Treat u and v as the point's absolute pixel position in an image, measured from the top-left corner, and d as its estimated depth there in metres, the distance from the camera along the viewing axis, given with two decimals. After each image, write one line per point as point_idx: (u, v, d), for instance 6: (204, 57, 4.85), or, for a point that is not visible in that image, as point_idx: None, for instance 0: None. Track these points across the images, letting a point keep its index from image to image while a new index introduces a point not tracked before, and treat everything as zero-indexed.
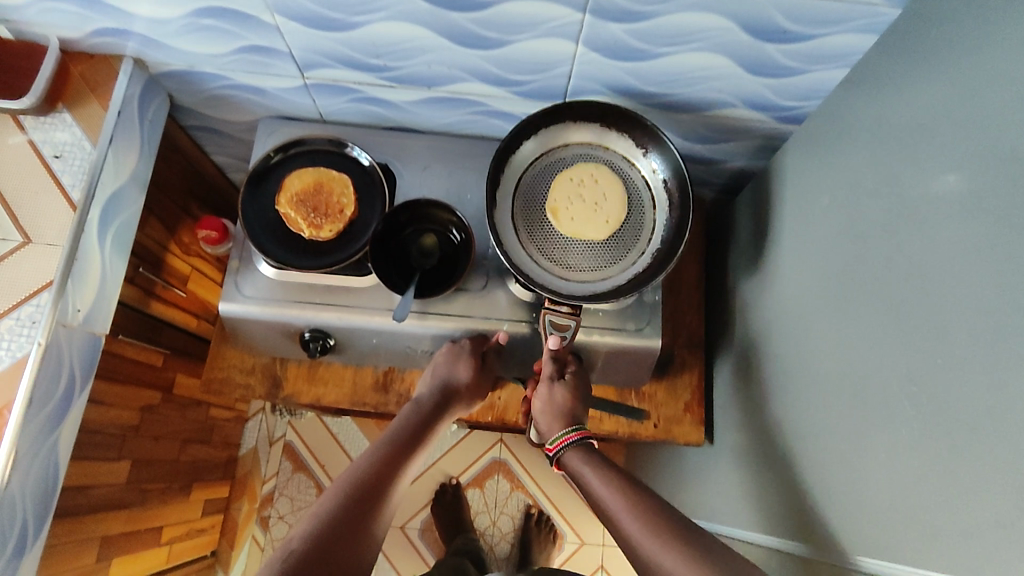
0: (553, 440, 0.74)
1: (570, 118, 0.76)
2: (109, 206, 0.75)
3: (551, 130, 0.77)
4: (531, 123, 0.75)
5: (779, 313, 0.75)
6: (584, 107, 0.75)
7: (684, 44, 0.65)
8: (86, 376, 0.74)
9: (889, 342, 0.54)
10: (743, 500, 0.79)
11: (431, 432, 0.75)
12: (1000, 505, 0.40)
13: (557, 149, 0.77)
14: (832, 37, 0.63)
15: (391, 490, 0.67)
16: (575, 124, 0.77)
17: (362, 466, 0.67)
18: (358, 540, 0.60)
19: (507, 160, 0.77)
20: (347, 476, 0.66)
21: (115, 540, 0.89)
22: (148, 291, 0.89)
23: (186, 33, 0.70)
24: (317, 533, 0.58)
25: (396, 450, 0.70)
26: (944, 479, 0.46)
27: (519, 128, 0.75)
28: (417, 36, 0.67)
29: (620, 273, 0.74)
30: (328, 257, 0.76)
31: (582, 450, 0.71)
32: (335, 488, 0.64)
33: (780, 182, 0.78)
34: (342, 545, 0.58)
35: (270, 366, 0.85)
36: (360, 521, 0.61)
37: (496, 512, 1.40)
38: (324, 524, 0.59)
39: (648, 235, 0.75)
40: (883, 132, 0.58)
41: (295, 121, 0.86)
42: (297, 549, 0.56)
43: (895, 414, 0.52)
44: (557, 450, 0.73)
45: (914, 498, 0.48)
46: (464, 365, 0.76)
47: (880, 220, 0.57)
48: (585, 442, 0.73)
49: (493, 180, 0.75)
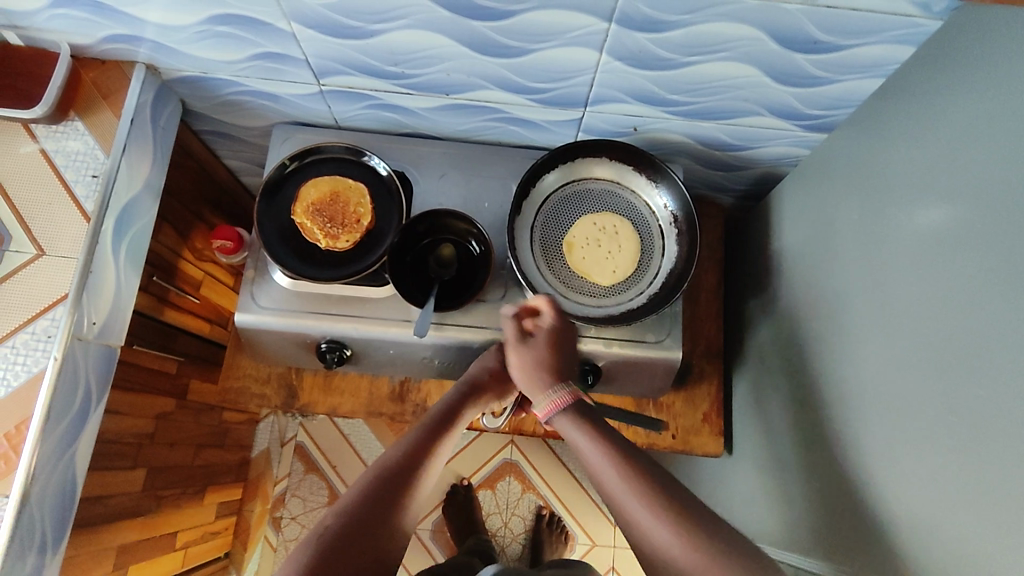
0: (542, 404, 0.66)
1: (610, 155, 0.78)
2: (124, 216, 0.73)
3: (591, 160, 0.78)
4: (577, 148, 0.77)
5: (802, 326, 0.74)
6: (627, 147, 0.76)
7: (711, 53, 0.63)
8: (103, 387, 0.73)
9: (916, 364, 0.53)
10: (768, 516, 0.78)
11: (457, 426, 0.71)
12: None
13: (590, 179, 0.79)
14: (864, 47, 0.61)
15: (431, 470, 0.66)
16: (613, 162, 0.78)
17: (401, 444, 0.66)
18: (393, 521, 0.60)
19: (544, 177, 0.78)
20: (387, 454, 0.65)
21: (131, 548, 0.88)
22: (161, 299, 0.88)
23: (199, 40, 0.69)
24: (351, 510, 0.59)
25: (422, 447, 0.66)
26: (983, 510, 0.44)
27: (564, 148, 0.76)
28: (437, 44, 0.66)
29: (615, 309, 0.75)
30: (346, 267, 0.75)
31: (574, 414, 0.64)
32: (373, 465, 0.64)
33: (803, 189, 0.76)
34: (377, 526, 0.58)
35: (285, 375, 0.84)
36: (395, 501, 0.61)
37: (507, 514, 1.39)
38: (359, 502, 0.59)
39: (653, 271, 0.76)
40: (916, 146, 0.57)
41: (309, 127, 0.84)
42: (330, 527, 0.57)
43: (924, 438, 0.51)
44: (547, 414, 0.65)
45: (948, 527, 0.47)
46: (492, 353, 0.75)
47: (909, 238, 0.56)
48: (577, 403, 0.65)
49: (522, 190, 0.77)
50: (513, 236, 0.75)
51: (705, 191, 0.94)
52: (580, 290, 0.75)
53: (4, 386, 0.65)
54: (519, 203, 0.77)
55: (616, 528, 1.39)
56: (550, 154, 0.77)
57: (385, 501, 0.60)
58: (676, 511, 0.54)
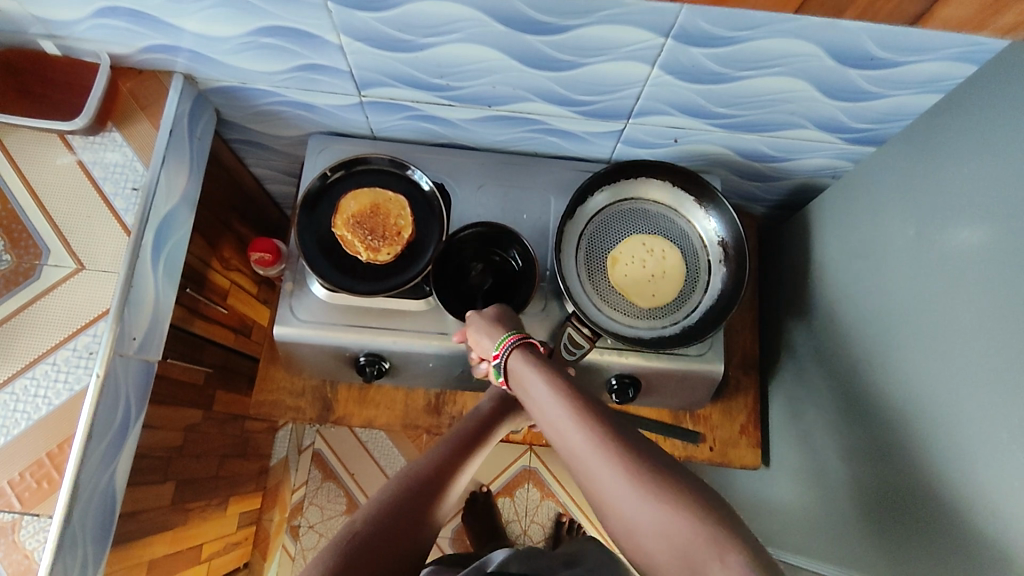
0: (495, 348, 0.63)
1: (671, 179, 0.78)
2: (162, 229, 0.72)
3: (653, 181, 0.78)
4: (639, 167, 0.77)
5: (845, 340, 0.74)
6: (689, 175, 0.76)
7: (765, 69, 0.63)
8: (141, 402, 0.72)
9: (984, 386, 0.52)
10: (818, 531, 0.78)
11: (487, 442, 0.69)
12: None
13: (647, 201, 0.79)
14: (921, 64, 0.60)
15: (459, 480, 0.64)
16: (673, 187, 0.78)
17: (434, 452, 0.64)
18: (423, 529, 0.59)
19: (600, 189, 0.78)
20: (420, 459, 0.63)
21: (160, 562, 0.87)
22: (191, 310, 0.87)
23: (242, 51, 0.68)
24: (384, 515, 0.57)
25: (450, 460, 0.64)
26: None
27: (628, 165, 0.76)
28: (487, 57, 0.65)
29: (647, 332, 0.74)
30: (387, 280, 0.74)
31: (524, 351, 0.60)
32: (405, 470, 0.62)
33: (844, 202, 0.76)
34: (408, 534, 0.58)
35: (320, 388, 0.83)
36: (427, 510, 0.60)
37: (527, 522, 1.38)
38: (391, 507, 0.58)
39: (701, 290, 0.76)
40: (976, 164, 0.56)
41: (345, 137, 0.83)
42: (359, 532, 0.56)
43: (992, 459, 0.51)
44: (500, 353, 0.62)
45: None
46: None
47: (971, 257, 0.56)
48: (525, 342, 0.62)
49: (581, 195, 0.77)
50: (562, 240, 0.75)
51: (737, 201, 0.93)
52: (615, 306, 0.75)
53: (46, 404, 0.64)
54: (572, 210, 0.76)
55: None
56: (614, 166, 0.77)
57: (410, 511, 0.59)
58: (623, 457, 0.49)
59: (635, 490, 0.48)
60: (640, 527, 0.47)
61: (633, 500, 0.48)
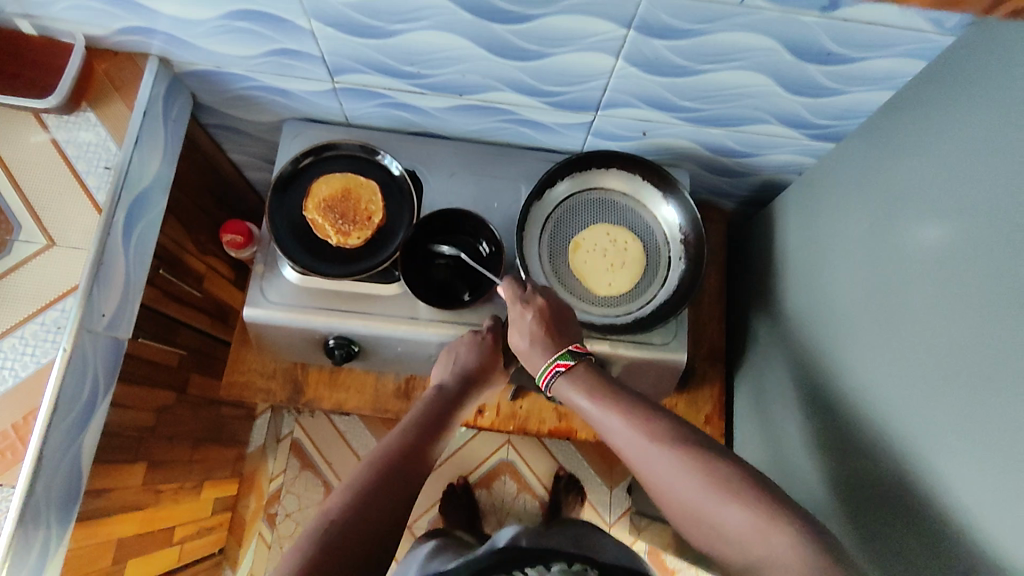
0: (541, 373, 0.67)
1: (643, 172, 0.79)
2: (134, 209, 0.73)
3: (625, 174, 0.79)
4: (611, 158, 0.79)
5: (805, 331, 0.75)
6: (655, 169, 0.78)
7: (725, 63, 0.64)
8: (109, 379, 0.73)
9: (932, 374, 0.54)
10: None
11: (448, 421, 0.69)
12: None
13: (613, 192, 0.80)
14: (875, 61, 0.62)
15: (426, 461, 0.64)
16: (644, 182, 0.79)
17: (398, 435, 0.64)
18: (399, 515, 0.58)
19: (571, 176, 0.80)
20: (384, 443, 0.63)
21: (129, 542, 0.88)
22: (164, 292, 0.88)
23: (216, 34, 0.69)
24: (358, 502, 0.56)
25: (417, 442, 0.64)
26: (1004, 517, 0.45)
27: (597, 155, 0.78)
28: (456, 46, 0.66)
29: (600, 319, 0.75)
30: (356, 264, 0.75)
31: (572, 377, 0.65)
32: (372, 455, 0.61)
33: (807, 197, 0.78)
34: (385, 519, 0.56)
35: (291, 370, 0.84)
36: (401, 493, 0.59)
37: (503, 514, 1.39)
38: (364, 494, 0.57)
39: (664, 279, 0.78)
40: (927, 159, 0.58)
41: (320, 123, 0.84)
42: (335, 520, 0.55)
43: (937, 443, 0.52)
44: (548, 380, 0.66)
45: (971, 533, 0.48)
46: (471, 342, 0.73)
47: (921, 249, 0.57)
48: (574, 367, 0.65)
49: (550, 178, 0.79)
50: (524, 220, 0.77)
51: (708, 196, 0.95)
52: (570, 288, 0.77)
53: (12, 376, 0.65)
54: (539, 192, 0.78)
55: (611, 530, 1.39)
56: (585, 155, 0.78)
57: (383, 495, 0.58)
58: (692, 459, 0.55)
59: (706, 490, 0.53)
60: (715, 523, 0.52)
61: (706, 499, 0.53)
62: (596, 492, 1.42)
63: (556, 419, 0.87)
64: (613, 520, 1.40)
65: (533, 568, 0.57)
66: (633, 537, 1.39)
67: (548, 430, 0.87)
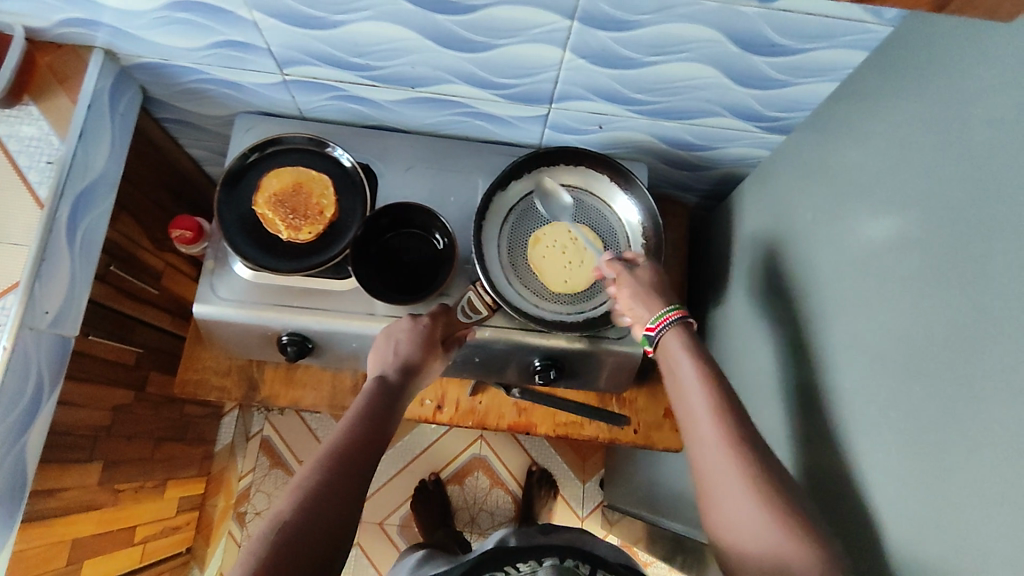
0: (651, 319, 0.67)
1: (608, 172, 0.79)
2: (78, 204, 0.72)
3: (590, 172, 0.80)
4: (575, 155, 0.79)
5: (758, 324, 0.75)
6: (617, 166, 0.78)
7: (672, 54, 0.64)
8: (55, 377, 0.72)
9: (871, 365, 0.54)
10: None
11: (399, 404, 0.64)
12: (993, 534, 0.40)
13: (579, 189, 0.80)
14: (820, 51, 0.62)
15: (382, 445, 0.59)
16: (611, 184, 0.79)
17: (349, 421, 0.59)
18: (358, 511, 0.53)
19: (538, 171, 0.79)
20: (337, 432, 0.57)
21: (86, 542, 0.87)
22: (118, 289, 0.86)
23: (159, 26, 0.68)
24: (312, 501, 0.51)
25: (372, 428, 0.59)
26: (933, 508, 0.45)
27: (562, 151, 0.78)
28: (401, 37, 0.65)
29: (549, 315, 0.75)
30: (307, 259, 0.74)
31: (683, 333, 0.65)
32: (324, 446, 0.56)
33: (763, 188, 0.78)
34: (342, 518, 0.52)
35: (246, 368, 0.84)
36: (359, 489, 0.54)
37: (475, 510, 1.38)
38: (318, 492, 0.52)
39: None
40: (870, 150, 0.58)
41: (274, 117, 0.83)
42: (289, 522, 0.49)
43: (875, 435, 0.52)
44: (658, 329, 0.66)
45: (904, 524, 0.48)
46: (410, 324, 0.68)
47: (863, 239, 0.57)
48: (683, 323, 0.67)
49: (517, 171, 0.78)
50: (486, 212, 0.77)
51: (670, 189, 0.95)
52: (526, 281, 0.76)
53: None
54: (502, 184, 0.78)
55: (584, 522, 1.40)
56: (549, 150, 0.78)
57: (339, 491, 0.53)
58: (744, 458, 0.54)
59: (746, 488, 0.53)
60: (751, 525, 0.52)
61: (740, 491, 0.53)
62: (569, 486, 1.42)
63: (515, 414, 0.87)
64: (585, 514, 1.40)
65: (524, 564, 0.57)
66: (605, 530, 1.40)
67: (507, 425, 0.87)
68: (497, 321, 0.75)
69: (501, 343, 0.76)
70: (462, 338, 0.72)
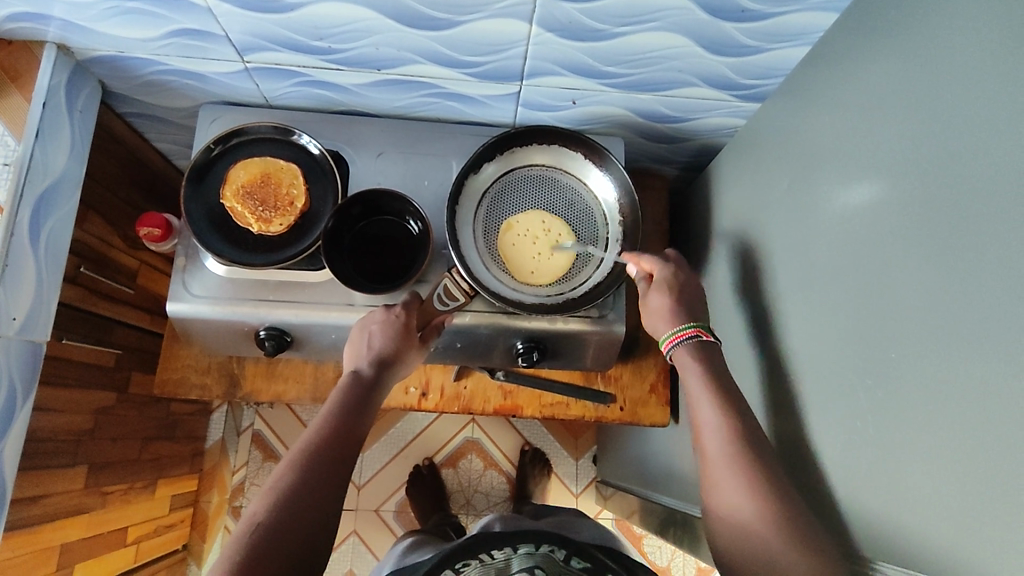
0: (666, 337, 0.69)
1: (583, 150, 0.78)
2: (39, 207, 0.71)
3: (563, 150, 0.78)
4: (547, 132, 0.77)
5: (736, 295, 0.75)
6: (590, 142, 0.76)
7: (641, 24, 0.63)
8: (29, 383, 0.72)
9: (847, 334, 0.54)
10: None
11: (376, 398, 0.64)
12: (971, 499, 0.40)
13: (553, 168, 0.78)
14: (792, 15, 0.61)
15: (359, 440, 0.59)
16: (587, 162, 0.78)
17: (325, 418, 0.58)
18: (337, 506, 0.53)
19: (510, 152, 0.78)
20: (311, 430, 0.57)
21: (76, 546, 0.86)
22: (91, 290, 0.85)
23: (111, 17, 0.65)
24: (287, 501, 0.51)
25: (346, 424, 0.58)
26: (913, 475, 0.45)
27: (535, 129, 0.76)
28: (362, 17, 0.63)
29: (530, 299, 0.74)
30: (280, 252, 0.72)
31: (696, 349, 0.66)
32: (299, 444, 0.56)
33: (739, 158, 0.77)
34: (317, 514, 0.51)
35: (226, 365, 0.83)
36: (334, 484, 0.54)
37: (470, 492, 1.39)
38: (292, 490, 0.52)
39: (600, 253, 0.77)
40: (843, 115, 0.57)
41: (239, 107, 0.81)
42: (265, 521, 0.49)
43: (854, 404, 0.52)
44: (672, 346, 0.68)
45: (884, 492, 0.48)
46: (383, 315, 0.67)
47: (837, 206, 0.57)
48: (698, 340, 0.67)
49: (489, 152, 0.77)
50: (459, 196, 0.75)
51: (649, 163, 0.94)
52: (504, 266, 0.75)
53: None
54: (474, 166, 0.76)
55: (579, 498, 1.41)
56: (521, 128, 0.76)
57: (316, 489, 0.53)
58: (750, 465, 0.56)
59: (751, 490, 0.55)
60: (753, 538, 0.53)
61: (742, 495, 0.55)
62: (562, 464, 1.43)
63: (500, 397, 0.87)
64: (579, 491, 1.41)
65: (499, 552, 0.56)
66: (599, 506, 1.41)
67: (493, 409, 0.86)
68: (478, 307, 0.75)
69: (483, 327, 0.75)
70: (440, 326, 0.72)
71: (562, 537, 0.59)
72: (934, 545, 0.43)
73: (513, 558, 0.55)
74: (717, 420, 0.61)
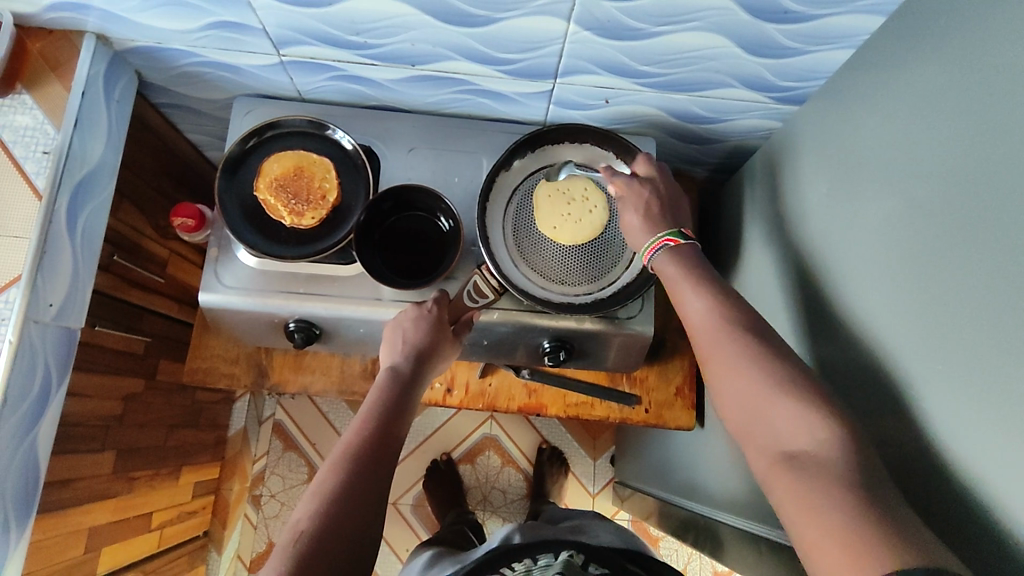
0: (646, 249, 0.65)
1: (615, 150, 0.77)
2: (77, 195, 0.72)
3: (596, 148, 0.78)
4: (580, 131, 0.77)
5: (767, 301, 0.74)
6: (622, 142, 0.76)
7: (680, 23, 0.62)
8: (63, 369, 0.73)
9: (880, 342, 0.53)
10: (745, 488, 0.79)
11: (412, 397, 0.64)
12: (1010, 518, 0.39)
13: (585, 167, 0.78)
14: (836, 17, 0.60)
15: (396, 442, 0.59)
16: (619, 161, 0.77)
17: (362, 422, 0.58)
18: (382, 504, 0.54)
19: (543, 150, 0.77)
20: (350, 433, 0.57)
21: (104, 529, 0.87)
22: (123, 278, 0.86)
23: (149, 8, 0.65)
24: (329, 507, 0.51)
25: (383, 426, 0.58)
26: (950, 492, 0.44)
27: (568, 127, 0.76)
28: (398, 13, 0.63)
29: (559, 298, 0.73)
30: (312, 245, 0.73)
31: (673, 253, 0.63)
32: (339, 448, 0.56)
33: (775, 162, 0.76)
34: (357, 522, 0.51)
35: (254, 355, 0.83)
36: (374, 489, 0.54)
37: (487, 488, 1.39)
38: (340, 491, 0.52)
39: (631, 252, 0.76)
40: (887, 121, 0.56)
41: (273, 100, 0.82)
42: (307, 531, 0.50)
43: (890, 417, 0.51)
44: (652, 256, 0.65)
45: (917, 507, 0.47)
46: (415, 313, 0.67)
47: (879, 214, 0.55)
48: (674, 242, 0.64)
49: (520, 149, 0.76)
50: (488, 193, 0.75)
51: (679, 164, 0.93)
52: (533, 263, 0.74)
53: None
54: (506, 163, 0.76)
55: (595, 499, 1.41)
56: (555, 128, 0.76)
57: (355, 496, 0.53)
58: (746, 346, 0.53)
59: (754, 370, 0.51)
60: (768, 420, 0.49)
61: (745, 381, 0.51)
62: (580, 464, 1.42)
63: (525, 395, 0.86)
64: (596, 491, 1.41)
65: (519, 564, 0.57)
66: (616, 507, 1.40)
67: (518, 407, 0.86)
68: (505, 305, 0.75)
69: (510, 326, 0.75)
70: (470, 321, 0.71)
71: (577, 544, 0.59)
72: (972, 566, 0.42)
73: (532, 569, 0.56)
74: (706, 307, 0.57)
